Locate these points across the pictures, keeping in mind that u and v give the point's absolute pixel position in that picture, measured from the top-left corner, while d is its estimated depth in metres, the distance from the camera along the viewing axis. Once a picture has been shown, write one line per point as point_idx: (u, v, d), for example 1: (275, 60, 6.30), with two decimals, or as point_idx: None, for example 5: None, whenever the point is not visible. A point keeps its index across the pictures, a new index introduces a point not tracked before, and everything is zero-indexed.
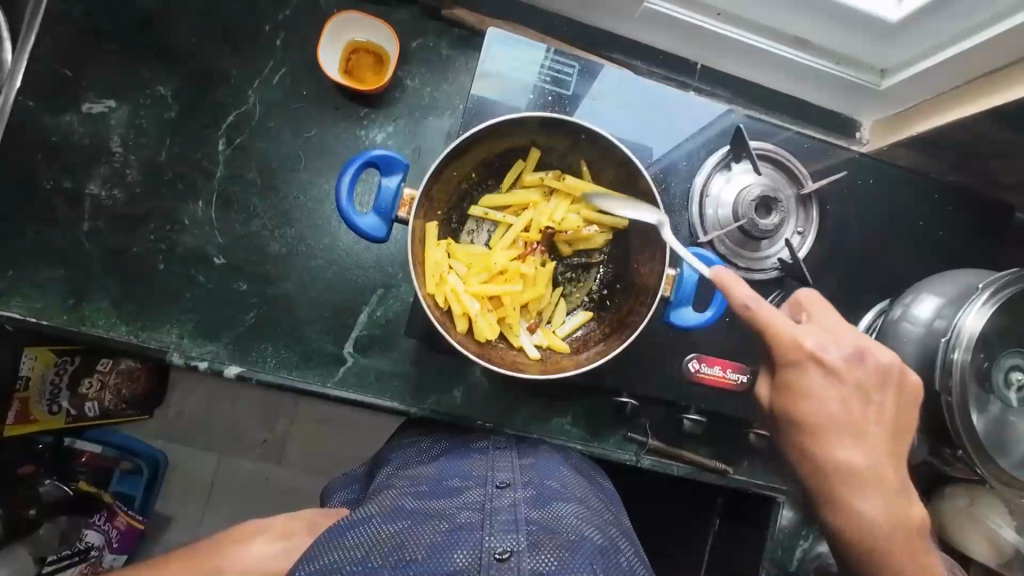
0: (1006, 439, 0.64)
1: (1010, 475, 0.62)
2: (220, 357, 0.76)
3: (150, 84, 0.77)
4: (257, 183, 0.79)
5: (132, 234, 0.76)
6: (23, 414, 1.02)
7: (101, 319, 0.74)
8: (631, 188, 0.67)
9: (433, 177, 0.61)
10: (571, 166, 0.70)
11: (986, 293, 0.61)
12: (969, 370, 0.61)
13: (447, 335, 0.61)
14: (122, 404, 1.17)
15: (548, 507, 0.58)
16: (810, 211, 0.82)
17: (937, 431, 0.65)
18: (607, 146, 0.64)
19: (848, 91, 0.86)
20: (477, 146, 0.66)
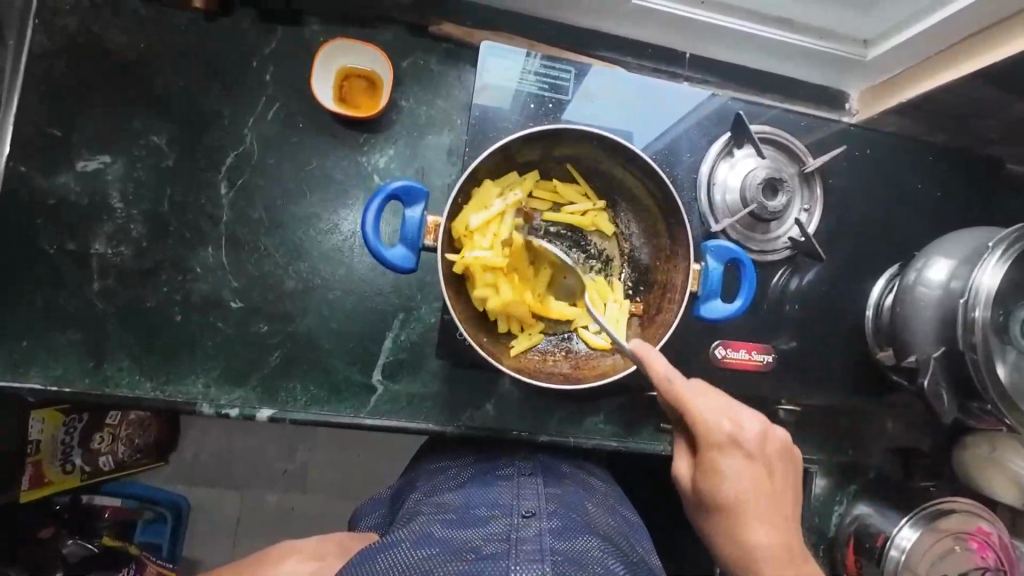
0: None
1: None
2: (250, 402, 0.76)
3: (142, 134, 0.76)
4: (264, 222, 0.78)
5: (144, 290, 0.75)
6: (38, 478, 1.01)
7: (125, 379, 0.73)
8: (646, 188, 0.67)
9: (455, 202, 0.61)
10: (583, 166, 0.69)
11: (997, 251, 0.63)
12: (990, 327, 0.63)
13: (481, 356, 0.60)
14: (137, 454, 1.16)
15: (573, 539, 0.58)
16: (814, 188, 0.83)
17: (962, 388, 0.67)
18: (616, 148, 0.65)
19: (835, 64, 0.88)
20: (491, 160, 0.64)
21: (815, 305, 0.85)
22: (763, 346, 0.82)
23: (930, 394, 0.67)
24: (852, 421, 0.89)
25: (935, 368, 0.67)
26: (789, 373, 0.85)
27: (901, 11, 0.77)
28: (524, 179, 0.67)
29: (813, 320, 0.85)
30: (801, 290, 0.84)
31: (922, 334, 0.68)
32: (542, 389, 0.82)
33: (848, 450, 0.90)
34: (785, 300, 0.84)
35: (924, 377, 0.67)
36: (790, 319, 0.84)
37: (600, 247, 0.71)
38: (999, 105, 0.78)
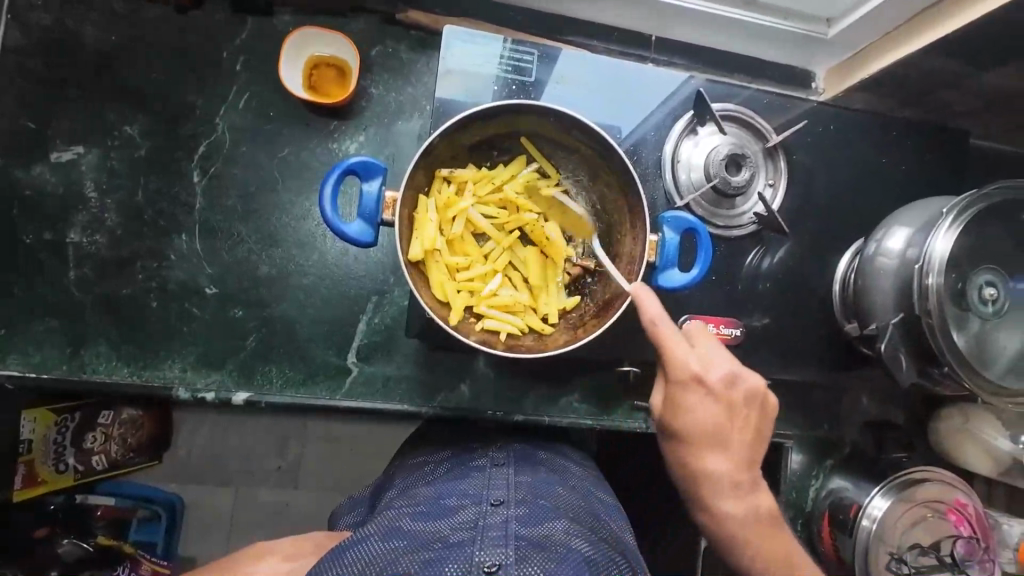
0: (985, 353, 0.67)
1: (995, 385, 0.65)
2: (227, 386, 0.77)
3: (116, 125, 0.77)
4: (238, 209, 0.79)
5: (120, 278, 0.76)
6: (30, 478, 1.02)
7: (102, 365, 0.75)
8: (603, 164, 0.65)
9: (411, 181, 0.60)
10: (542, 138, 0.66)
11: (950, 217, 0.64)
12: (944, 292, 0.64)
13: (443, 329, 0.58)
14: (130, 452, 1.16)
15: (538, 525, 0.58)
16: (779, 163, 0.84)
17: (922, 353, 0.67)
18: (570, 126, 0.63)
19: (799, 42, 0.89)
20: (448, 140, 0.63)
21: (785, 282, 0.86)
22: (732, 321, 0.81)
23: (890, 360, 0.69)
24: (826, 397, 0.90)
25: (895, 334, 0.68)
26: (762, 348, 0.86)
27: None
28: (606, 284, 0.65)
29: (782, 297, 0.86)
30: (771, 268, 0.85)
31: (882, 302, 0.70)
32: (517, 368, 0.83)
33: (823, 426, 0.91)
34: (757, 275, 0.85)
35: (883, 343, 0.69)
36: (761, 296, 0.85)
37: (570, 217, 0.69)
38: (959, 77, 0.79)
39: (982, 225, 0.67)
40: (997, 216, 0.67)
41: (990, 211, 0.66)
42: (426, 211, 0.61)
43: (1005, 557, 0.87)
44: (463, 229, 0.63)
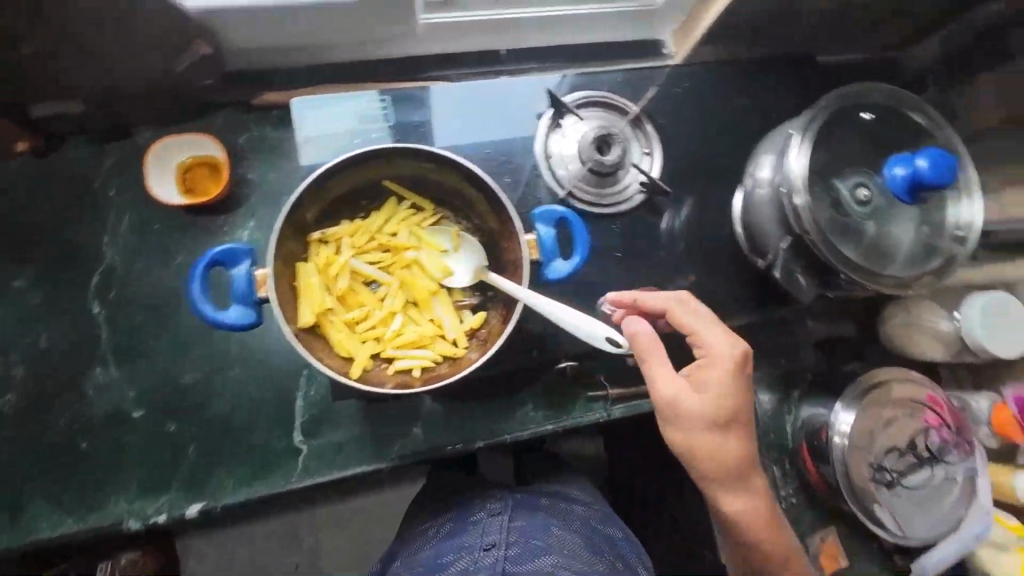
0: (870, 249, 0.70)
1: (887, 277, 0.68)
2: (179, 503, 0.75)
3: (5, 282, 0.78)
4: (147, 325, 0.79)
5: (44, 428, 0.75)
6: None
7: (45, 521, 0.72)
8: (467, 183, 0.65)
9: (279, 251, 0.58)
10: (401, 177, 0.68)
11: (797, 137, 0.68)
12: (814, 206, 0.67)
13: (349, 385, 0.58)
14: None
15: (524, 564, 0.65)
16: (647, 130, 0.87)
17: (815, 267, 0.70)
18: (422, 155, 0.63)
19: (634, 17, 0.94)
20: (304, 203, 0.61)
21: (692, 237, 0.88)
22: (650, 289, 0.82)
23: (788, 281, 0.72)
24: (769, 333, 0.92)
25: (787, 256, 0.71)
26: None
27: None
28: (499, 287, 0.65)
29: (695, 253, 0.88)
30: (676, 228, 0.87)
31: (767, 229, 0.73)
32: (464, 396, 0.83)
33: (778, 360, 0.92)
34: (665, 237, 0.87)
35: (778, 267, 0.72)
36: (676, 256, 0.87)
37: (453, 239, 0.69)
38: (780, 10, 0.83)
39: (827, 136, 0.71)
40: (839, 124, 0.72)
41: (829, 123, 0.71)
42: (309, 276, 0.62)
43: (983, 434, 0.88)
44: (349, 283, 0.64)
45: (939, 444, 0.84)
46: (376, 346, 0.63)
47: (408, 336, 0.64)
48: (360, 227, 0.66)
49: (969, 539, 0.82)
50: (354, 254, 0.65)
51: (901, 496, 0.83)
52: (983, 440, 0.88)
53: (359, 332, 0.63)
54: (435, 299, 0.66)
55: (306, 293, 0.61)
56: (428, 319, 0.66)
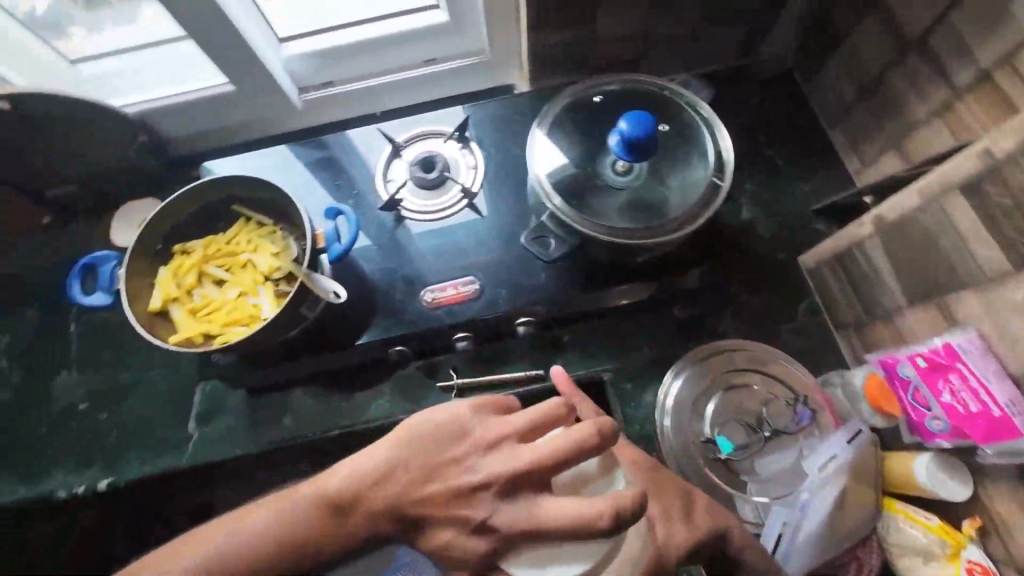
0: (620, 214, 0.77)
1: (619, 232, 0.75)
2: (97, 477, 0.94)
3: (18, 313, 1.07)
4: (101, 340, 1.03)
5: (20, 418, 0.99)
6: None
7: (9, 488, 0.94)
8: (279, 196, 0.85)
9: (133, 262, 0.80)
10: (245, 202, 0.88)
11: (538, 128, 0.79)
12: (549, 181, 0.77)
13: (149, 337, 0.75)
14: None
15: None
16: (474, 148, 0.98)
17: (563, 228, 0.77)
18: (245, 182, 0.85)
19: (480, 71, 1.12)
20: (166, 234, 0.85)
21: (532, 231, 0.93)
22: (467, 279, 0.90)
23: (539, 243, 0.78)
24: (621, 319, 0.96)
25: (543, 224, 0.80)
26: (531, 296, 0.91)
27: (469, 8, 1.01)
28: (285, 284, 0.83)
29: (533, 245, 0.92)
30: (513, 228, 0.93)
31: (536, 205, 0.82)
32: (324, 385, 0.96)
33: (640, 351, 0.94)
34: (501, 233, 0.93)
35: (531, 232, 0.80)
36: (523, 257, 0.91)
37: (277, 246, 0.86)
38: (585, 37, 1.00)
39: (579, 125, 0.81)
40: (585, 113, 0.82)
41: (572, 109, 0.82)
42: (164, 272, 0.83)
43: (866, 412, 0.77)
44: (197, 279, 0.84)
45: (791, 425, 0.77)
46: (190, 320, 0.81)
47: (218, 324, 0.81)
48: (214, 240, 0.86)
49: (798, 515, 0.73)
50: (204, 257, 0.85)
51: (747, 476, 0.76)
52: (868, 418, 0.78)
53: (183, 314, 0.81)
54: (248, 296, 0.83)
55: (162, 277, 0.83)
56: (234, 311, 0.82)
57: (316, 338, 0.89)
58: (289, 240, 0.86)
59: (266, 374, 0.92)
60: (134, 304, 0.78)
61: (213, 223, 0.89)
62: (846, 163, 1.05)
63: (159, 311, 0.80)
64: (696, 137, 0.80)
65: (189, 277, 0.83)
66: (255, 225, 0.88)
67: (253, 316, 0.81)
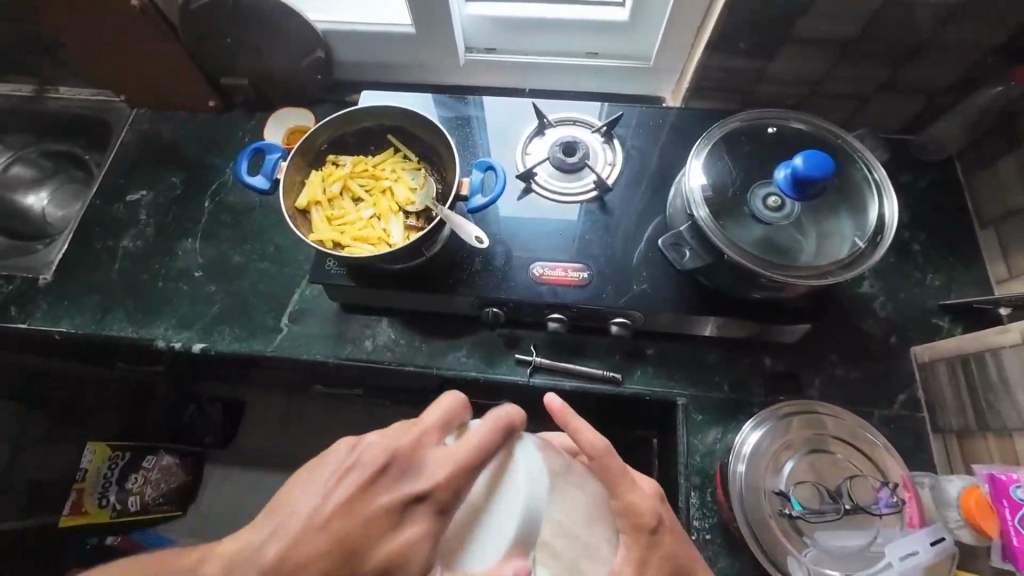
0: (761, 248, 0.76)
1: (759, 264, 0.74)
2: (192, 339, 1.02)
3: (167, 178, 1.19)
4: (229, 221, 1.13)
5: (144, 267, 1.09)
6: (78, 505, 1.26)
7: (117, 323, 1.04)
8: (435, 138, 0.90)
9: (296, 159, 0.87)
10: (400, 135, 0.93)
11: (701, 141, 0.80)
12: (702, 194, 0.77)
13: (292, 228, 0.81)
14: (160, 500, 1.35)
15: None
16: (615, 147, 1.01)
17: (703, 241, 0.77)
18: (409, 115, 0.91)
19: (635, 76, 1.15)
20: (324, 143, 0.91)
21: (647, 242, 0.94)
22: (579, 264, 0.92)
23: (673, 250, 0.78)
24: (709, 351, 0.96)
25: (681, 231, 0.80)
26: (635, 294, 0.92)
27: (651, 15, 1.03)
28: (417, 219, 0.87)
29: (647, 253, 0.93)
30: (632, 232, 0.95)
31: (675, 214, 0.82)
32: (411, 322, 1.01)
33: (722, 387, 0.93)
34: (622, 234, 0.95)
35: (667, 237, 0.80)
36: (637, 261, 0.92)
37: (417, 182, 0.90)
38: (757, 71, 1.00)
39: (739, 152, 0.82)
40: (751, 142, 0.82)
41: (741, 134, 0.82)
42: (314, 176, 0.89)
43: (953, 522, 0.73)
44: (340, 190, 0.89)
45: (871, 505, 0.73)
46: (325, 224, 0.86)
47: (349, 236, 0.85)
48: (363, 160, 0.92)
49: None
50: (351, 174, 0.90)
51: (807, 539, 0.73)
52: (955, 529, 0.73)
53: (321, 217, 0.86)
54: (382, 219, 0.87)
55: (311, 178, 0.89)
56: (366, 228, 0.86)
57: (423, 275, 0.94)
58: (430, 181, 0.91)
59: (367, 295, 0.98)
60: (286, 195, 0.84)
61: (364, 145, 0.94)
62: (987, 267, 1.00)
63: (301, 208, 0.86)
64: (857, 197, 0.79)
65: (334, 186, 0.89)
66: (402, 158, 0.93)
67: (382, 238, 0.86)
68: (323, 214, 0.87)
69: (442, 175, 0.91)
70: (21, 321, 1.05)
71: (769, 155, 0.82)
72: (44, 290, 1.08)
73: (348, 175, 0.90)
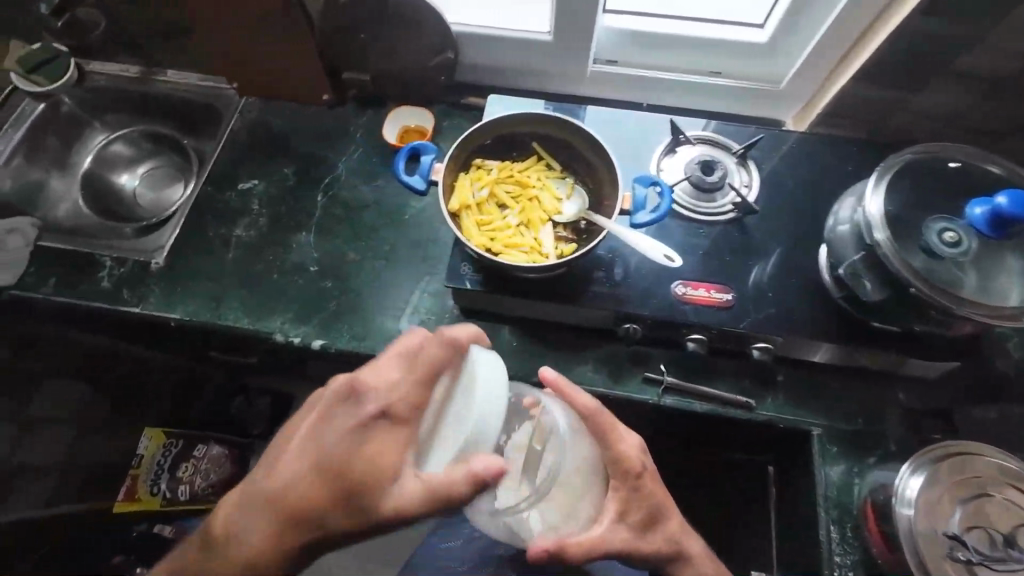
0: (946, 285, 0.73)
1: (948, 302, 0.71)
2: (310, 335, 1.01)
3: (279, 168, 1.17)
4: (343, 216, 1.12)
5: (258, 257, 1.08)
6: (132, 492, 1.36)
7: (233, 314, 1.02)
8: (586, 150, 0.89)
9: (451, 162, 0.86)
10: (545, 143, 0.92)
11: (879, 172, 0.78)
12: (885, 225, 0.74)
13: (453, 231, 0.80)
14: (208, 489, 1.45)
15: None
16: (751, 169, 1.00)
17: (883, 273, 0.75)
18: (561, 123, 0.89)
19: (761, 97, 1.14)
20: (471, 147, 0.90)
21: (785, 268, 0.93)
22: (722, 286, 0.91)
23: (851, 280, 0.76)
24: (842, 381, 0.94)
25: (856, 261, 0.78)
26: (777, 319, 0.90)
27: (793, 40, 1.03)
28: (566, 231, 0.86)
29: (787, 279, 0.92)
30: (770, 256, 0.94)
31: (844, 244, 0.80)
32: (535, 332, 0.99)
33: (856, 419, 0.91)
34: (760, 257, 0.94)
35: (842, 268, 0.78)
36: (778, 287, 0.91)
37: (564, 192, 0.89)
38: (898, 102, 0.99)
39: (913, 185, 0.80)
40: (924, 177, 0.80)
41: (914, 167, 0.81)
42: (463, 179, 0.88)
43: None
44: (488, 196, 0.88)
45: None
46: (477, 230, 0.85)
47: (501, 243, 0.84)
48: (509, 166, 0.91)
49: None
50: (498, 179, 0.89)
51: None
52: None
53: (472, 222, 0.85)
54: (531, 227, 0.86)
55: (460, 182, 0.87)
56: (516, 236, 0.85)
57: (560, 286, 0.93)
58: (577, 192, 0.89)
59: (496, 302, 0.96)
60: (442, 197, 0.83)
61: (507, 151, 0.93)
62: None
63: (453, 211, 0.85)
64: None
65: (483, 190, 0.88)
66: (546, 166, 0.92)
67: (533, 247, 0.84)
68: (473, 218, 0.86)
69: (589, 187, 0.90)
70: (135, 305, 1.03)
71: (940, 192, 0.80)
72: (156, 274, 1.06)
73: (495, 180, 0.89)
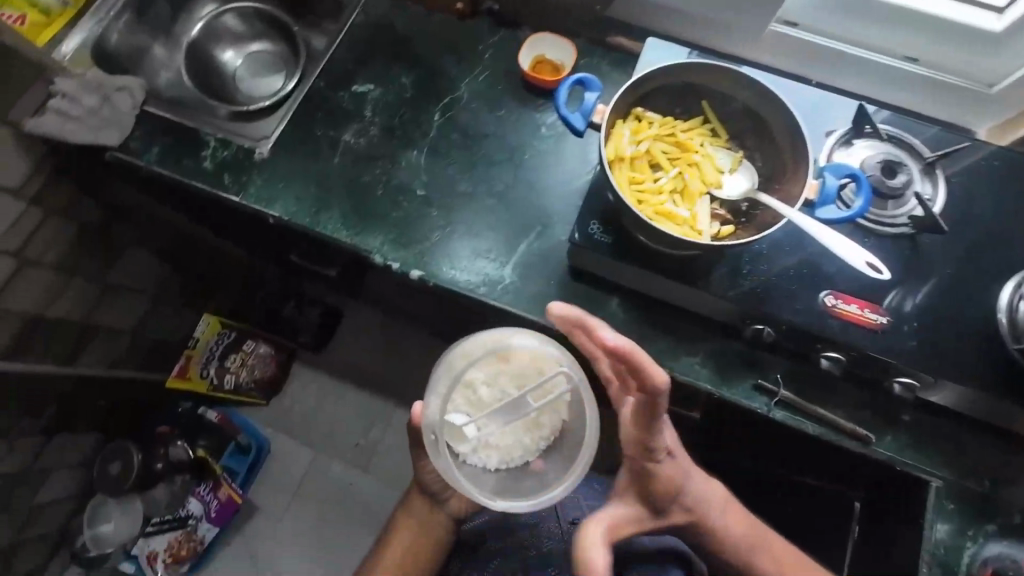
0: None
1: None
2: (408, 263, 0.95)
3: (397, 76, 1.08)
4: (458, 143, 1.03)
5: (364, 168, 1.01)
6: (185, 371, 1.38)
7: (332, 224, 0.97)
8: (766, 121, 0.77)
9: (616, 105, 0.76)
10: (716, 105, 0.81)
11: None
12: None
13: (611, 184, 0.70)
14: (252, 383, 1.52)
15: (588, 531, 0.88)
16: (936, 181, 0.87)
17: None
18: (748, 83, 0.76)
19: (958, 99, 0.97)
20: (636, 92, 0.79)
21: (951, 302, 0.82)
22: (876, 307, 0.81)
23: None
24: (976, 437, 0.84)
25: None
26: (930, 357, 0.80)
27: None
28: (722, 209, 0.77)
29: (949, 314, 0.81)
30: (936, 284, 0.82)
31: None
32: (646, 310, 0.91)
33: (983, 481, 0.83)
34: (925, 283, 0.82)
35: None
36: (938, 321, 0.81)
37: (727, 166, 0.79)
38: None
39: None
40: None
41: None
42: (621, 128, 0.78)
43: None
44: (644, 152, 0.78)
45: None
46: (628, 187, 0.76)
47: (652, 208, 0.75)
48: (671, 123, 0.80)
49: None
50: (657, 135, 0.79)
51: None
52: None
53: (624, 177, 0.76)
54: (685, 198, 0.77)
55: (618, 129, 0.77)
56: (668, 203, 0.76)
57: (692, 269, 0.84)
58: (740, 169, 0.79)
59: (614, 270, 0.88)
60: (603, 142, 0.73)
61: (668, 106, 0.82)
62: None
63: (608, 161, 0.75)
64: None
65: (641, 144, 0.78)
66: (710, 133, 0.81)
67: (684, 219, 0.75)
68: (625, 173, 0.76)
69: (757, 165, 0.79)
70: (235, 193, 0.99)
71: None
72: (259, 165, 1.01)
73: (653, 136, 0.79)
